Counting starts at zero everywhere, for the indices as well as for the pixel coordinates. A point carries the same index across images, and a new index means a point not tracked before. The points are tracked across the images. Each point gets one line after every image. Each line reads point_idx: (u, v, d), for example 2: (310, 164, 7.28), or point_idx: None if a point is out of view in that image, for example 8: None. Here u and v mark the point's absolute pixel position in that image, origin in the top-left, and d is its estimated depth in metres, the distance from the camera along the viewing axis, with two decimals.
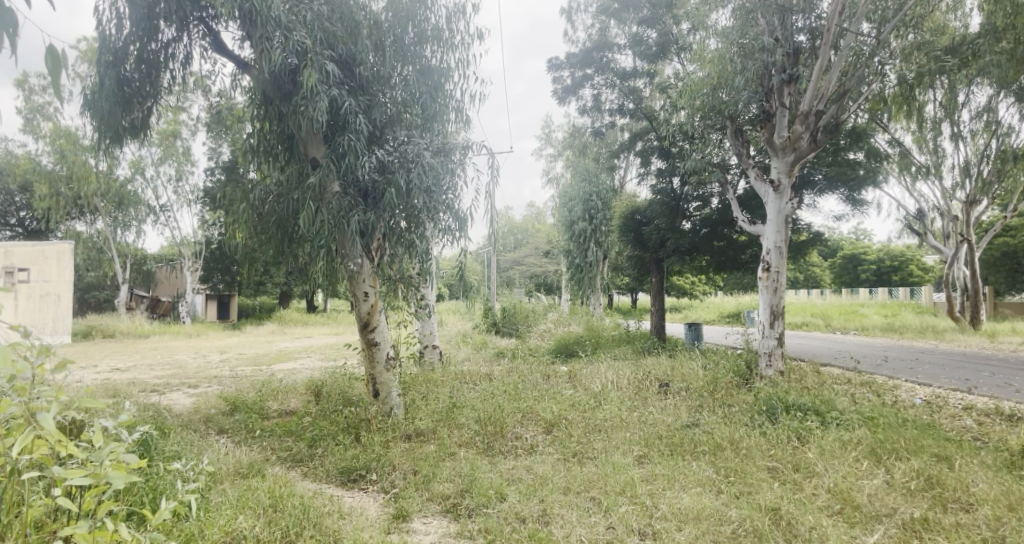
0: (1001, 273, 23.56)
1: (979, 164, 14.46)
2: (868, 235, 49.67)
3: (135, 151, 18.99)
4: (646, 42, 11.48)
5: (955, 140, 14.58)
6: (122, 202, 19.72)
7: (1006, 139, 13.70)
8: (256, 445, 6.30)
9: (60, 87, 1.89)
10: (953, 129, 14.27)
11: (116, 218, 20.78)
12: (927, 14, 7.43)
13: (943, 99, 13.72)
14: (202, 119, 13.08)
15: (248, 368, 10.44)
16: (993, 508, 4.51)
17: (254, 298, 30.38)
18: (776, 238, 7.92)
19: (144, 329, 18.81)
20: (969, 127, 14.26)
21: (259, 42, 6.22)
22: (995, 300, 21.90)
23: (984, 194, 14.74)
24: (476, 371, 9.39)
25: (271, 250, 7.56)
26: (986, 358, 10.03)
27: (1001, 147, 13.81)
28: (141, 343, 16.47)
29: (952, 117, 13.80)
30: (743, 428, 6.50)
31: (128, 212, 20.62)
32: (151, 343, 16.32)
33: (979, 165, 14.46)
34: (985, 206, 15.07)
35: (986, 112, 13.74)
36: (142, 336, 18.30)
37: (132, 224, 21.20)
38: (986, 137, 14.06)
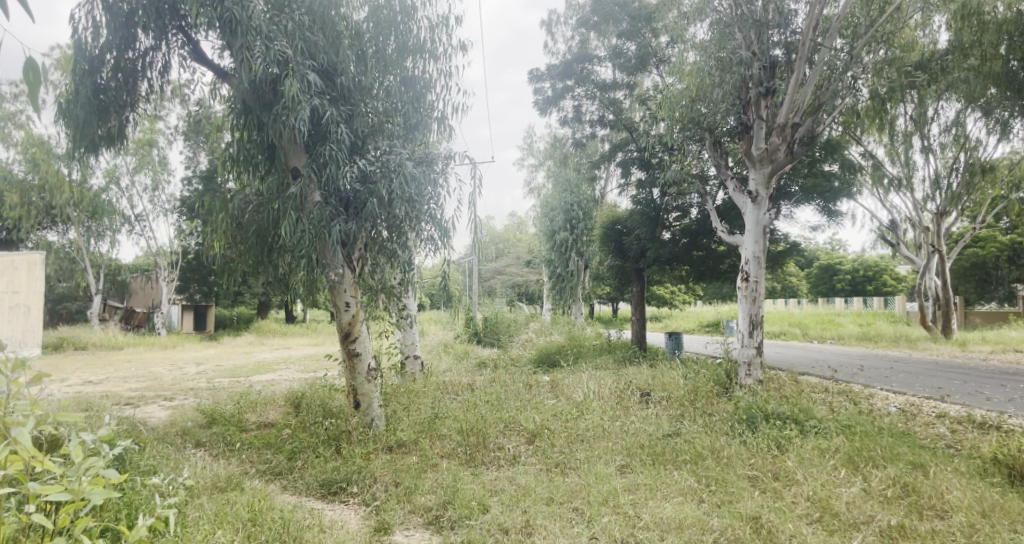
0: (971, 283, 24.17)
1: (948, 177, 14.84)
2: (844, 246, 50.66)
3: (109, 160, 18.66)
4: (626, 54, 11.57)
5: (925, 153, 14.95)
6: (96, 212, 19.36)
7: (975, 152, 14.13)
8: (233, 458, 6.17)
9: (36, 105, 1.88)
10: (923, 142, 14.63)
11: (89, 228, 20.36)
12: (897, 31, 7.59)
13: (913, 113, 14.09)
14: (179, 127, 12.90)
15: (226, 380, 10.25)
16: (966, 515, 4.61)
17: (231, 310, 29.77)
18: (755, 248, 7.99)
19: (118, 340, 18.43)
20: (938, 141, 14.65)
21: (239, 51, 6.15)
22: (965, 310, 22.50)
23: (953, 206, 15.10)
24: (458, 382, 9.32)
25: (250, 260, 7.39)
26: (956, 366, 10.27)
27: (970, 160, 14.22)
28: (114, 355, 16.14)
29: (922, 130, 14.15)
30: (723, 436, 6.58)
31: (102, 222, 20.24)
32: (125, 355, 15.99)
33: (948, 178, 14.84)
34: (955, 218, 15.42)
35: (954, 126, 14.15)
36: (116, 348, 17.92)
37: (105, 234, 20.77)
38: (955, 151, 14.47)
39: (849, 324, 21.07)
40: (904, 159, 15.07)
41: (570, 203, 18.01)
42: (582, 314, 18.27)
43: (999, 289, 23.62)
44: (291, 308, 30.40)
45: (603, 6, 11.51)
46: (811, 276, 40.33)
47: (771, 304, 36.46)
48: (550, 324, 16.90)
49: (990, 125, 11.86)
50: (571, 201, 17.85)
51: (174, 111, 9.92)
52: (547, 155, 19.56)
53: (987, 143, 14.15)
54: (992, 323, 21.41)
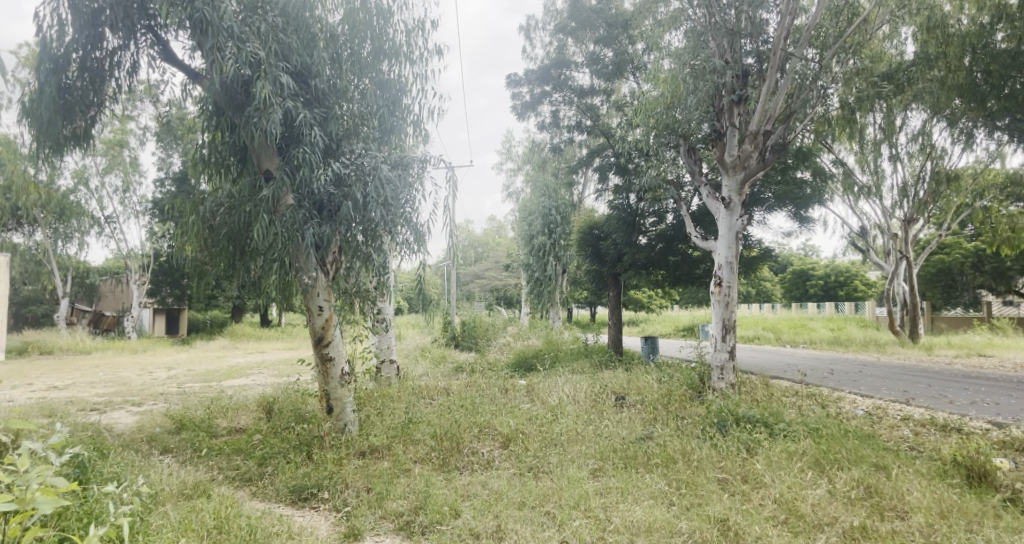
0: (937, 289, 24.67)
1: (915, 186, 15.17)
2: (816, 251, 51.58)
3: (78, 161, 18.35)
4: (603, 61, 11.68)
5: (894, 162, 15.25)
6: (65, 213, 18.99)
7: (940, 161, 14.46)
8: (201, 465, 6.08)
9: None
10: (892, 150, 14.91)
11: (57, 230, 20.02)
12: (864, 42, 7.77)
13: (881, 122, 14.23)
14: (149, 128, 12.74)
15: (198, 385, 10.12)
16: (925, 516, 4.70)
17: (204, 313, 29.35)
18: (728, 253, 8.06)
19: (85, 345, 18.09)
20: (907, 150, 14.93)
21: (210, 52, 6.10)
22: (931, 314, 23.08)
23: (920, 214, 15.40)
24: (433, 386, 9.29)
25: (221, 264, 7.30)
26: (923, 370, 10.47)
27: (936, 169, 14.56)
28: (79, 359, 15.85)
29: (891, 139, 14.41)
30: (695, 440, 6.64)
31: (69, 224, 19.89)
32: (91, 360, 15.69)
33: (915, 187, 15.18)
34: (923, 225, 15.73)
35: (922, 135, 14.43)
36: (83, 352, 17.61)
37: (74, 236, 20.41)
38: (922, 159, 14.79)
39: (822, 328, 21.45)
40: (874, 168, 15.41)
41: (549, 208, 18.09)
42: (559, 317, 18.34)
43: (965, 294, 24.23)
44: (266, 312, 30.09)
45: (580, 12, 11.56)
46: (784, 280, 40.97)
47: (747, 308, 36.96)
48: (527, 329, 16.92)
49: (955, 135, 12.13)
50: (550, 206, 17.94)
51: (143, 112, 9.80)
52: (525, 160, 19.63)
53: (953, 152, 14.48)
54: (955, 329, 22.11)
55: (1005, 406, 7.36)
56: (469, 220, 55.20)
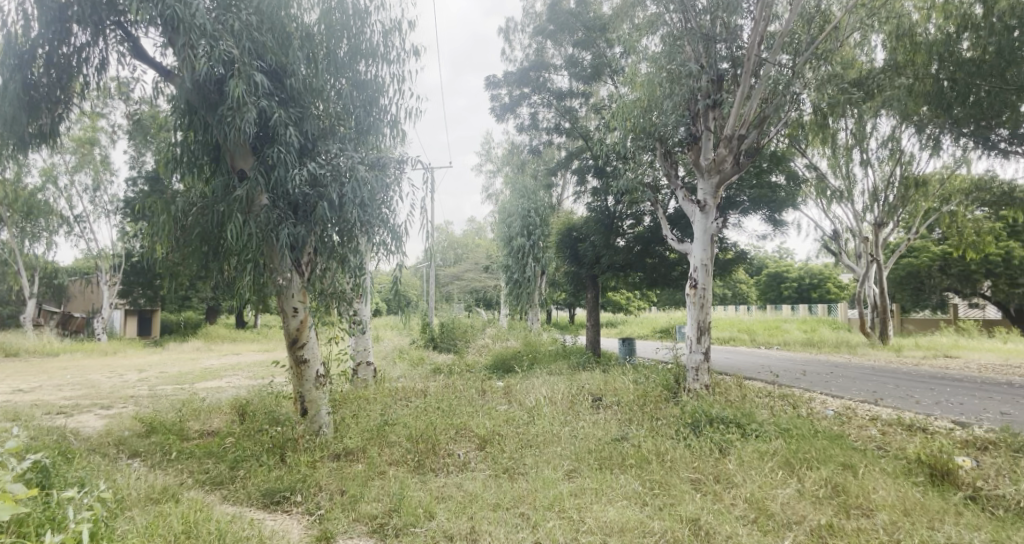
0: (906, 291, 25.18)
1: (885, 191, 15.50)
2: (791, 254, 52.38)
3: (46, 159, 17.98)
4: (581, 64, 11.80)
5: (864, 167, 15.54)
6: (32, 213, 18.56)
7: (909, 166, 14.78)
8: (171, 469, 6.00)
9: None
10: (863, 155, 15.20)
11: (24, 229, 19.55)
12: (834, 49, 7.88)
13: (852, 128, 14.46)
14: (118, 126, 12.53)
15: (169, 387, 9.97)
16: (890, 513, 4.80)
17: (178, 314, 28.86)
18: (703, 255, 8.14)
19: (53, 347, 17.67)
20: (877, 155, 15.22)
21: (181, 50, 6.02)
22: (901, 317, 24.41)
23: (890, 218, 15.76)
24: (409, 388, 9.25)
25: (195, 264, 7.21)
26: (892, 371, 10.68)
27: (905, 174, 14.89)
28: (44, 362, 15.46)
29: (863, 144, 14.66)
30: (669, 440, 6.70)
31: (37, 223, 19.45)
32: (57, 362, 15.33)
33: (885, 192, 15.50)
34: (893, 229, 16.05)
35: (891, 141, 14.57)
36: (49, 355, 17.20)
37: (42, 235, 19.96)
38: (891, 165, 15.12)
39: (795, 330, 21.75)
40: (845, 172, 15.71)
41: (527, 210, 18.13)
42: (538, 319, 18.39)
43: (932, 296, 24.78)
44: (242, 314, 29.68)
45: (558, 15, 11.55)
46: (760, 282, 41.53)
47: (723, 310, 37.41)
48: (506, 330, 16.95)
49: (924, 142, 12.36)
50: (528, 207, 17.98)
51: (113, 109, 9.67)
52: (504, 162, 19.65)
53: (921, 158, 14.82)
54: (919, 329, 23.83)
55: (968, 406, 7.55)
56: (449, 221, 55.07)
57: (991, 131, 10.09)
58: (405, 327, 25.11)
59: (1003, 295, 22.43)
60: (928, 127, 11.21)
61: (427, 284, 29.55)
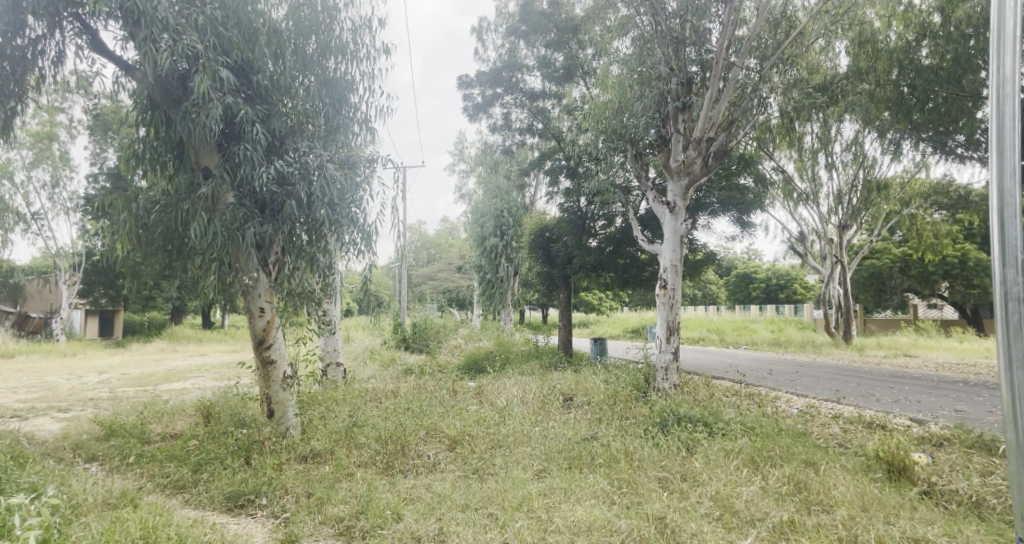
0: (870, 292, 25.72)
1: (849, 194, 15.86)
2: (760, 255, 53.42)
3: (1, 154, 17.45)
4: (554, 65, 11.89)
5: (829, 170, 15.86)
6: None
7: (871, 170, 15.15)
8: (131, 473, 5.87)
9: None
10: (828, 159, 15.54)
11: None
12: (799, 54, 8.08)
13: (818, 131, 14.76)
14: (77, 120, 12.21)
15: (131, 389, 9.76)
16: (849, 509, 4.90)
17: (142, 314, 28.14)
18: (672, 256, 8.23)
19: (8, 349, 17.12)
20: (841, 158, 15.57)
21: (143, 44, 5.89)
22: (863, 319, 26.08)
23: (854, 220, 16.17)
24: (378, 389, 9.19)
25: (157, 264, 7.06)
26: (855, 370, 10.95)
27: (868, 177, 15.26)
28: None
29: (828, 148, 14.98)
30: (637, 439, 6.76)
31: None
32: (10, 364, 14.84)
33: (849, 194, 15.87)
34: (856, 231, 16.43)
35: (854, 145, 15.01)
36: (4, 356, 16.64)
37: None
38: (855, 168, 15.47)
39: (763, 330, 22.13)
40: (811, 175, 16.07)
41: (501, 210, 18.13)
42: (511, 319, 18.46)
43: (893, 296, 25.30)
44: (209, 314, 29.11)
45: (531, 16, 11.63)
46: (729, 283, 42.18)
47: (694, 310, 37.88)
48: (478, 331, 16.95)
49: (886, 147, 12.67)
50: (501, 207, 17.98)
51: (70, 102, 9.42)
52: (476, 161, 19.57)
53: (883, 162, 15.21)
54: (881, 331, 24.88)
55: (925, 403, 7.78)
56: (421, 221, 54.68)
57: (949, 135, 10.38)
58: (376, 327, 24.89)
59: (960, 296, 23.23)
60: (890, 132, 11.48)
61: (400, 284, 29.36)
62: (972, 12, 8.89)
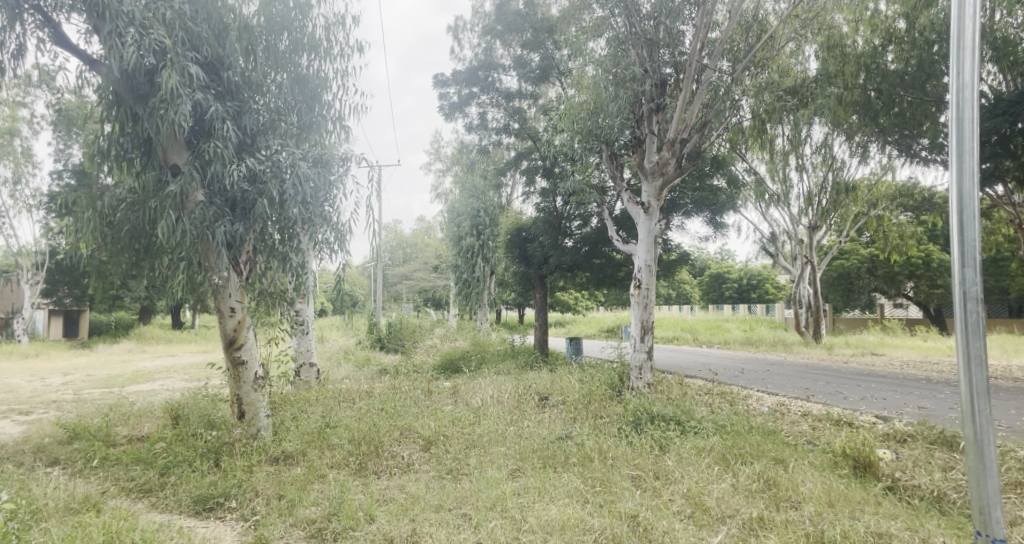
0: (838, 291, 26.00)
1: (819, 195, 16.10)
2: (732, 256, 54.34)
3: None
4: (530, 65, 11.94)
5: (800, 172, 16.13)
6: None
7: (840, 172, 15.46)
8: (94, 478, 5.74)
9: None
10: (798, 161, 15.81)
11: None
12: (771, 58, 8.24)
13: (788, 134, 15.03)
14: (40, 115, 11.90)
15: (95, 391, 9.53)
16: (816, 505, 4.99)
17: (108, 314, 27.51)
18: (647, 256, 8.31)
19: None
20: (811, 160, 15.85)
21: (108, 38, 5.75)
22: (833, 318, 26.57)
23: (823, 221, 16.47)
24: (352, 389, 9.11)
25: (124, 263, 6.91)
26: (825, 368, 11.17)
27: (837, 179, 15.55)
28: None
29: (798, 150, 15.25)
30: (611, 438, 6.81)
31: None
32: None
33: (819, 196, 16.11)
34: (826, 232, 16.74)
35: (824, 147, 15.29)
36: None
37: None
38: (824, 170, 15.75)
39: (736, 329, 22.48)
40: (782, 177, 16.27)
41: (477, 210, 18.10)
42: (488, 319, 18.64)
43: (862, 296, 25.75)
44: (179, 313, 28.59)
45: (506, 16, 11.67)
46: (703, 283, 42.77)
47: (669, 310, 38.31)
48: (454, 331, 16.92)
49: (854, 149, 12.90)
50: (478, 207, 17.96)
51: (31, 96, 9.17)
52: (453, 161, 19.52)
53: (851, 164, 15.52)
54: (850, 329, 25.31)
55: (890, 401, 7.96)
56: (397, 221, 54.31)
57: (914, 140, 10.74)
58: (351, 328, 24.68)
59: (924, 295, 23.94)
60: (858, 135, 11.77)
61: (376, 284, 29.21)
62: (934, 19, 9.19)
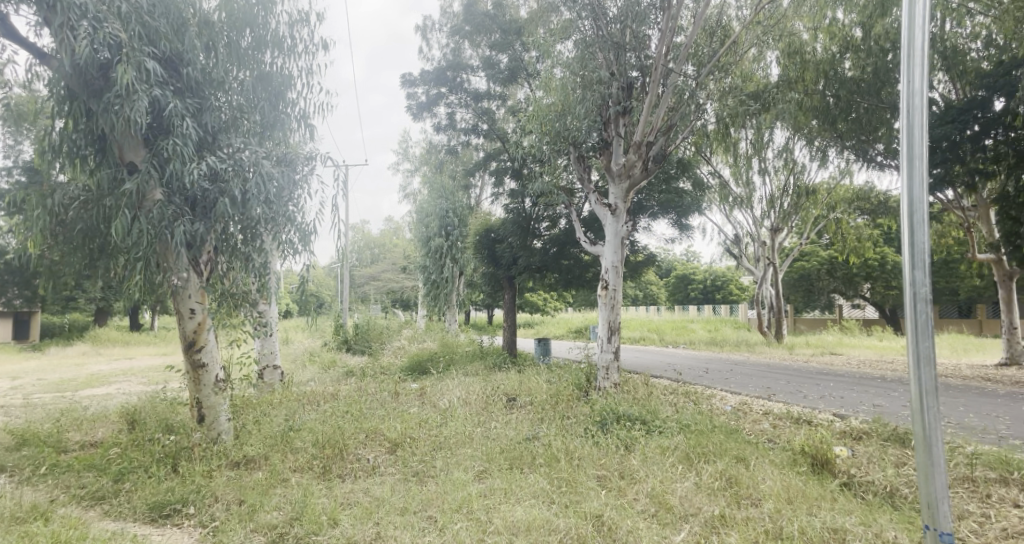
0: (799, 292, 26.80)
1: (781, 198, 16.41)
2: (697, 257, 55.39)
3: None
4: (498, 66, 12.01)
5: (762, 175, 16.49)
6: None
7: (801, 175, 15.85)
8: (43, 486, 5.53)
9: None
10: (760, 164, 16.17)
11: None
12: (734, 63, 8.44)
13: (751, 138, 15.37)
14: None
15: (46, 395, 9.19)
16: (775, 502, 5.10)
17: (62, 316, 26.58)
18: (614, 258, 8.39)
19: None
20: (773, 164, 16.20)
21: (59, 31, 5.56)
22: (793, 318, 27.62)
23: (785, 223, 16.85)
24: (318, 392, 9.01)
25: (77, 263, 6.69)
26: (786, 368, 11.47)
27: (798, 182, 15.94)
28: None
29: (761, 154, 15.60)
30: (578, 438, 6.86)
31: None
32: None
33: (781, 199, 16.42)
34: (787, 234, 17.17)
35: (784, 152, 15.66)
36: None
37: None
38: (786, 174, 16.11)
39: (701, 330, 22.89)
40: (745, 180, 16.63)
41: (445, 210, 18.04)
42: (456, 320, 18.68)
43: (821, 297, 26.59)
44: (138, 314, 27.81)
45: (474, 16, 11.72)
46: (668, 284, 43.51)
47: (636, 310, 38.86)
48: (423, 332, 16.85)
49: (814, 154, 13.26)
50: (446, 207, 17.92)
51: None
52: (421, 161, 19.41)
53: (812, 168, 15.90)
54: (810, 329, 26.27)
55: (847, 399, 8.21)
56: (366, 220, 53.69)
57: (870, 145, 11.15)
58: (316, 329, 24.40)
59: (880, 296, 24.83)
60: (817, 140, 12.12)
61: (343, 285, 28.89)
62: (889, 28, 9.50)
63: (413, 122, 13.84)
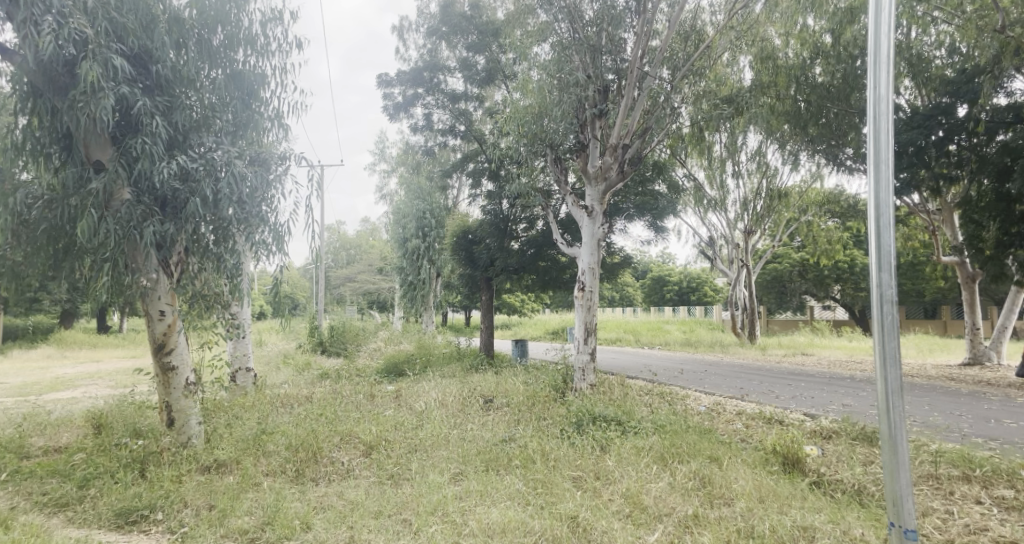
0: (772, 293, 27.32)
1: (754, 201, 16.66)
2: (673, 259, 55.99)
3: None
4: (475, 67, 12.08)
5: (736, 177, 16.71)
6: None
7: (773, 178, 16.09)
8: (3, 494, 5.37)
9: None
10: (734, 167, 16.38)
11: None
12: (707, 67, 8.57)
13: (726, 141, 15.58)
14: None
15: (6, 401, 8.91)
16: (747, 501, 5.18)
17: (25, 319, 25.77)
18: (590, 259, 8.44)
19: None
20: (746, 167, 16.41)
21: (22, 26, 5.43)
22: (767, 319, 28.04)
23: (758, 225, 17.11)
24: (292, 395, 8.91)
25: (40, 264, 6.51)
26: (759, 368, 11.65)
27: (771, 186, 16.20)
28: None
29: (734, 157, 15.83)
30: (553, 439, 6.89)
31: None
32: None
33: (754, 201, 16.67)
34: (760, 236, 17.45)
35: (757, 156, 15.90)
36: None
37: None
38: (759, 177, 16.35)
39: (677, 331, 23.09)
40: (720, 183, 16.85)
41: (422, 211, 17.95)
42: (433, 321, 18.58)
43: (793, 299, 27.10)
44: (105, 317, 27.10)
45: (451, 17, 11.73)
46: (645, 285, 43.89)
47: (614, 312, 39.11)
48: (399, 334, 16.75)
49: (786, 158, 13.50)
50: (423, 208, 17.83)
51: None
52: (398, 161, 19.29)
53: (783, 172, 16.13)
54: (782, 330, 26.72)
55: (818, 398, 8.37)
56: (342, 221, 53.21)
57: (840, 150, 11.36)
58: (291, 330, 24.06)
59: (849, 298, 25.38)
60: (789, 144, 12.35)
61: (319, 287, 28.52)
62: (858, 35, 9.65)
63: (389, 122, 13.76)
